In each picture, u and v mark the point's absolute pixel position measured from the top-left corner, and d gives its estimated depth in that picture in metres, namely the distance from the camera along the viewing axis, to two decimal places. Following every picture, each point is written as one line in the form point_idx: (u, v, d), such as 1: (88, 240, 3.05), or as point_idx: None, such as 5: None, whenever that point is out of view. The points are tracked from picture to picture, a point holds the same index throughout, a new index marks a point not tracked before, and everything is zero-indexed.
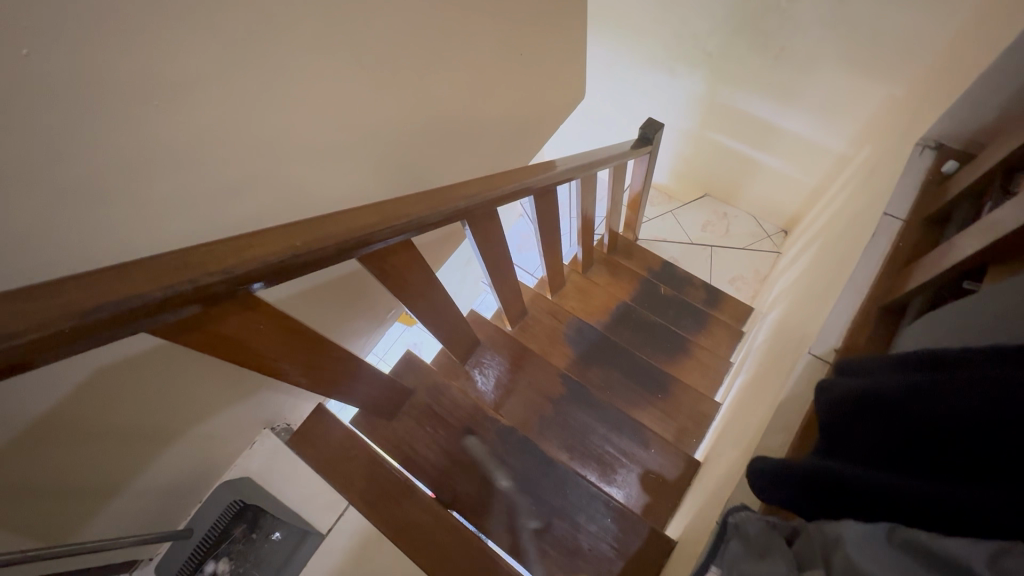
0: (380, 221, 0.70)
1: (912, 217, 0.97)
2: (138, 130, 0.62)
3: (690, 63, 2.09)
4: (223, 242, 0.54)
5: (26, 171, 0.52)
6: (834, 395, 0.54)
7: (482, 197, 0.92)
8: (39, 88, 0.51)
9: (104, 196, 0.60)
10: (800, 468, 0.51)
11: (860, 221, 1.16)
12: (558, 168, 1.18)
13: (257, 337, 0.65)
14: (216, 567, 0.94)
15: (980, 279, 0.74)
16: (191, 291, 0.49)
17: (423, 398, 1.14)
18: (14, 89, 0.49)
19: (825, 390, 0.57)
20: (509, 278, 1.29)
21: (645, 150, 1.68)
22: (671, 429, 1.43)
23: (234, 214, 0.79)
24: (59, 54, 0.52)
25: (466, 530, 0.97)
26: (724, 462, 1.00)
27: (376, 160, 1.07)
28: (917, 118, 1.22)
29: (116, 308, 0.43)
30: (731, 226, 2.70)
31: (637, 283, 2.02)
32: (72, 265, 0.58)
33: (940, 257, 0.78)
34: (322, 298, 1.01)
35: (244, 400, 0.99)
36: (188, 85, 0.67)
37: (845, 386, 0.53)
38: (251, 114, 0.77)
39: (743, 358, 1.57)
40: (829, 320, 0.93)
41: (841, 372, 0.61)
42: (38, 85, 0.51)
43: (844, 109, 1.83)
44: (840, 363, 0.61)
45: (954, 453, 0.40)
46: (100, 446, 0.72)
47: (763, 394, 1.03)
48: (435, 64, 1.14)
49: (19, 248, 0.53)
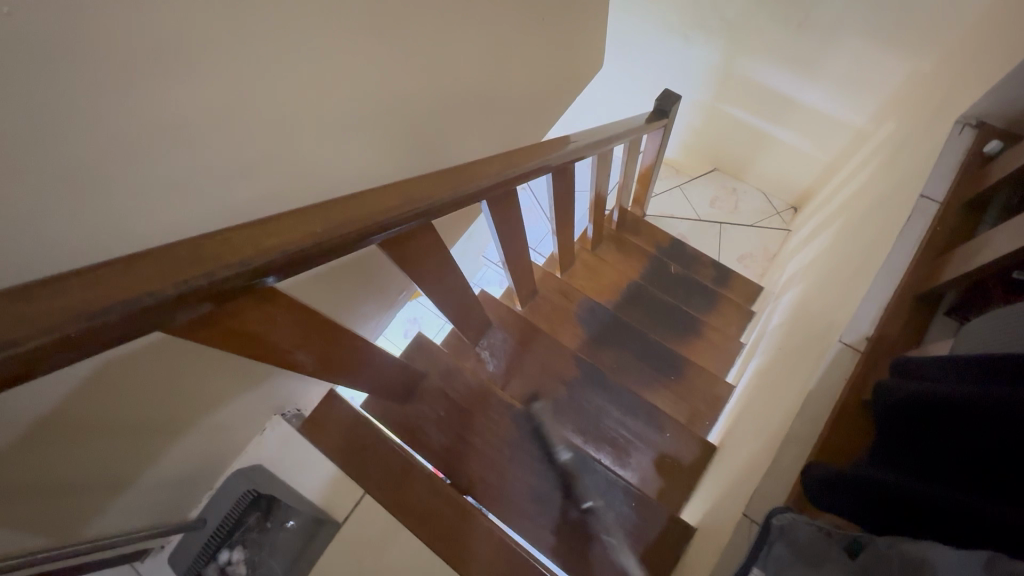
0: (401, 204, 0.65)
1: (950, 201, 0.92)
2: (142, 103, 0.57)
3: (707, 31, 2.00)
4: (240, 231, 0.50)
5: (15, 154, 0.46)
6: (902, 401, 0.51)
7: (503, 176, 0.86)
8: (29, 55, 0.46)
9: (108, 175, 0.55)
10: (872, 482, 0.49)
11: (890, 202, 1.12)
12: (574, 144, 1.12)
13: (275, 329, 0.61)
14: (231, 555, 0.92)
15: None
16: (207, 286, 0.44)
17: (436, 381, 1.11)
18: (3, 55, 0.44)
19: (891, 393, 0.54)
20: (522, 258, 1.24)
21: (661, 123, 1.61)
22: (684, 411, 1.42)
23: (247, 195, 0.74)
24: (42, 19, 0.46)
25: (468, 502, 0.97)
26: (745, 450, 0.99)
27: (390, 135, 1.01)
28: (950, 94, 1.16)
29: (127, 307, 0.38)
30: (739, 203, 2.65)
31: (647, 261, 1.98)
32: (77, 261, 0.53)
33: (987, 246, 0.74)
34: (333, 280, 0.97)
35: (254, 389, 0.96)
36: (191, 54, 0.61)
37: (913, 391, 0.50)
38: (258, 87, 0.71)
39: (756, 340, 1.54)
40: (859, 307, 0.90)
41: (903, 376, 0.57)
42: (28, 52, 0.45)
43: (865, 83, 1.76)
44: (905, 369, 0.58)
45: None
46: (112, 439, 0.69)
47: (786, 381, 1.01)
48: (450, 32, 1.06)
49: (19, 241, 0.48)
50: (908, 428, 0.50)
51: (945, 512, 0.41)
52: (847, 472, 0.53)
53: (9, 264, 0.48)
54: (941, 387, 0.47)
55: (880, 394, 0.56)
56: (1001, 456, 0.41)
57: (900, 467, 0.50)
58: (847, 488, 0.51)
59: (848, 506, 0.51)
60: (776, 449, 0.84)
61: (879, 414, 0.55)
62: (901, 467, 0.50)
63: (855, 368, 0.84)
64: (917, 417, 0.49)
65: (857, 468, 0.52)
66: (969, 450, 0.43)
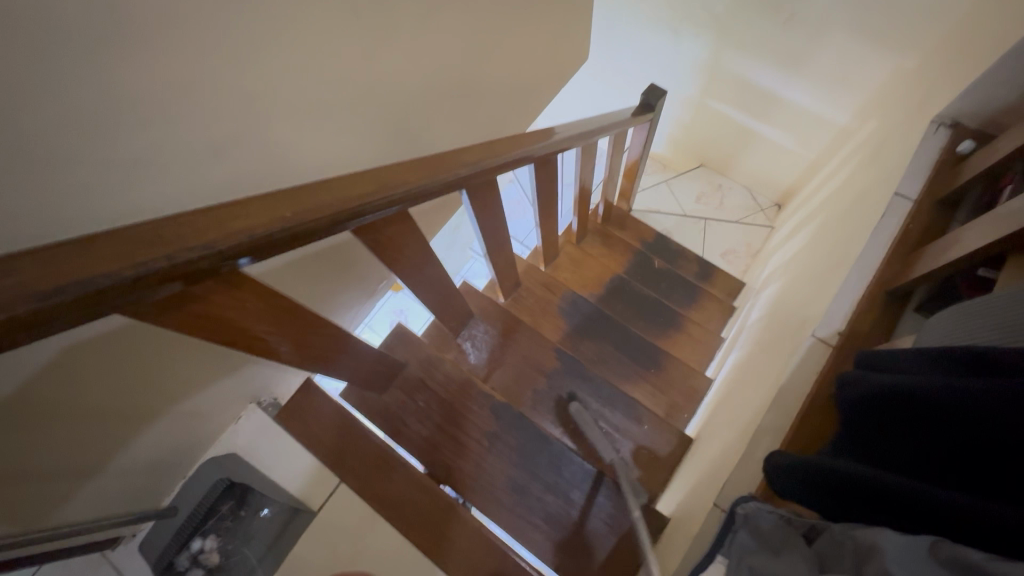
0: (375, 191, 0.65)
1: (923, 199, 0.94)
2: (106, 80, 0.56)
3: (695, 25, 2.01)
4: (204, 213, 0.49)
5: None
6: (866, 392, 0.52)
7: (482, 166, 0.86)
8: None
9: (72, 153, 0.54)
10: (832, 471, 0.50)
11: (867, 199, 1.13)
12: (557, 135, 1.12)
13: (244, 315, 0.60)
14: (204, 544, 0.95)
15: (998, 268, 0.72)
16: (167, 269, 0.43)
17: (416, 372, 1.10)
18: None
19: (856, 385, 0.55)
20: (503, 250, 1.24)
21: (646, 117, 1.61)
22: (662, 404, 1.44)
23: (218, 177, 0.73)
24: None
25: (447, 496, 0.96)
26: (719, 441, 1.00)
27: (368, 120, 1.00)
28: (928, 94, 1.17)
29: (82, 288, 0.37)
30: (724, 199, 2.67)
31: (631, 255, 1.99)
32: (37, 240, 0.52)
33: (954, 243, 0.76)
34: (311, 268, 0.96)
35: (228, 376, 0.95)
36: (159, 31, 0.60)
37: (877, 383, 0.51)
38: (230, 66, 0.70)
39: (735, 336, 1.56)
40: (832, 302, 0.92)
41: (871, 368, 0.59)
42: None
43: (848, 81, 1.78)
44: (872, 360, 0.59)
45: (999, 470, 0.39)
46: (77, 425, 0.68)
47: (762, 374, 1.02)
48: (432, 18, 1.05)
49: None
50: (871, 418, 0.51)
51: (899, 500, 0.42)
52: (812, 461, 0.53)
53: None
54: (903, 379, 0.48)
55: (846, 386, 0.57)
56: (954, 445, 0.42)
57: (862, 458, 0.51)
58: (810, 478, 0.52)
59: (812, 496, 0.52)
60: (748, 440, 0.85)
61: (844, 405, 0.56)
62: (863, 457, 0.51)
63: (827, 360, 0.85)
64: (880, 409, 0.50)
65: (822, 459, 0.53)
66: (926, 441, 0.45)
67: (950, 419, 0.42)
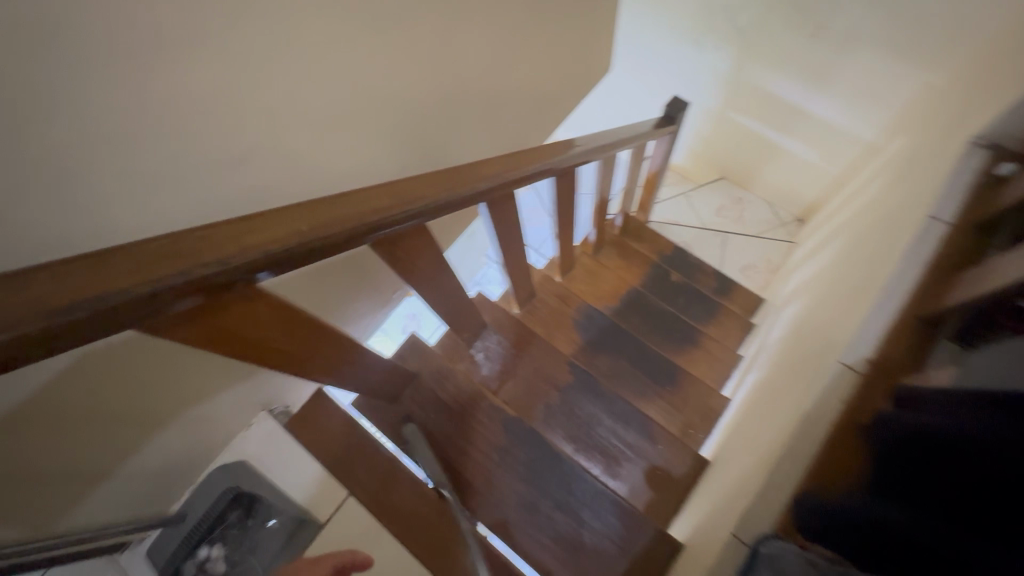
0: (393, 205, 0.64)
1: (959, 222, 0.90)
2: (124, 90, 0.56)
3: (720, 37, 1.99)
4: (221, 228, 0.48)
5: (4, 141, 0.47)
6: (897, 434, 0.50)
7: (501, 179, 0.84)
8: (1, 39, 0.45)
9: (90, 163, 0.55)
10: (862, 518, 0.47)
11: (897, 219, 1.09)
12: (577, 149, 1.10)
13: (260, 328, 0.60)
14: (209, 552, 0.88)
15: None
16: (183, 284, 0.42)
17: (428, 382, 1.09)
18: None
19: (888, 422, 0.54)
20: (519, 261, 1.23)
21: (668, 129, 1.59)
22: (678, 423, 1.40)
23: (237, 186, 0.73)
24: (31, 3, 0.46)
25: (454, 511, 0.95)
26: (738, 466, 0.97)
27: (391, 130, 1.00)
28: (963, 112, 1.13)
29: (96, 305, 0.37)
30: (744, 213, 2.62)
31: (648, 268, 1.96)
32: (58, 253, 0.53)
33: (991, 272, 0.73)
34: (326, 276, 0.96)
35: (240, 383, 0.95)
36: (181, 42, 0.60)
37: (909, 425, 0.49)
38: (250, 75, 0.70)
39: (755, 355, 1.52)
40: (860, 326, 0.88)
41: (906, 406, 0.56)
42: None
43: (875, 96, 1.73)
44: (909, 397, 0.57)
45: None
46: (88, 432, 0.68)
47: (783, 398, 0.99)
48: (455, 29, 1.05)
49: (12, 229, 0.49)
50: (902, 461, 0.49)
51: (924, 548, 0.41)
52: (839, 506, 0.51)
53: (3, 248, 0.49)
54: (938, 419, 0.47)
55: (876, 426, 0.55)
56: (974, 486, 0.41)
57: (884, 501, 0.49)
58: (839, 525, 0.49)
59: (838, 543, 0.50)
60: (769, 470, 0.82)
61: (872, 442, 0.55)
62: (885, 498, 0.49)
63: (855, 388, 0.81)
64: (913, 452, 0.48)
65: (848, 502, 0.51)
66: (950, 482, 0.43)
67: (980, 463, 0.40)
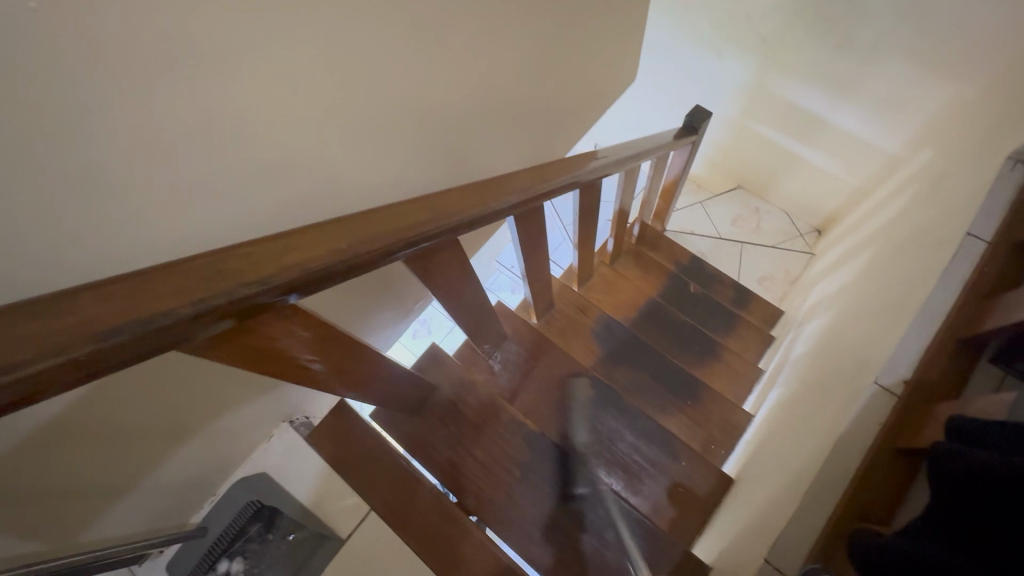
0: (427, 221, 0.62)
1: (999, 240, 0.86)
2: (165, 104, 0.56)
3: (742, 45, 1.98)
4: (260, 245, 0.47)
5: (48, 157, 0.47)
6: (977, 475, 0.49)
7: (531, 193, 0.83)
8: (38, 49, 0.44)
9: (130, 178, 0.54)
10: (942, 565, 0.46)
11: (932, 236, 1.07)
12: (603, 160, 1.08)
13: (292, 345, 0.58)
14: (229, 566, 0.85)
15: None
16: (225, 305, 0.41)
17: (449, 395, 1.08)
18: (44, 56, 0.44)
19: (960, 461, 0.52)
20: (542, 272, 1.21)
21: (691, 139, 1.57)
22: (699, 438, 1.38)
23: (270, 200, 0.73)
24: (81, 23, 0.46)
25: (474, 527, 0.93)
26: (767, 487, 0.95)
27: (420, 140, 1.00)
28: (999, 126, 1.11)
29: (139, 329, 0.36)
30: (762, 222, 2.59)
31: (666, 278, 1.94)
32: (104, 270, 0.53)
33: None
34: (352, 288, 0.95)
35: (263, 395, 0.94)
36: (221, 56, 0.60)
37: (989, 466, 0.49)
38: (286, 89, 0.70)
39: (776, 370, 1.50)
40: (897, 347, 0.85)
41: (972, 443, 0.54)
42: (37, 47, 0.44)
43: (901, 107, 1.71)
44: (972, 433, 0.55)
45: None
46: (114, 446, 0.67)
47: (813, 419, 0.97)
48: (486, 39, 1.05)
49: (54, 245, 0.48)
50: (985, 506, 0.48)
51: None
52: (914, 550, 0.49)
53: (47, 265, 0.48)
54: (1013, 464, 0.46)
55: (948, 465, 0.53)
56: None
57: (954, 547, 0.48)
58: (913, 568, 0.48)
59: None
60: (804, 494, 0.80)
61: (938, 480, 0.54)
62: (956, 544, 0.48)
63: (893, 412, 0.79)
64: (999, 498, 0.46)
65: (917, 546, 0.50)
66: None
67: None
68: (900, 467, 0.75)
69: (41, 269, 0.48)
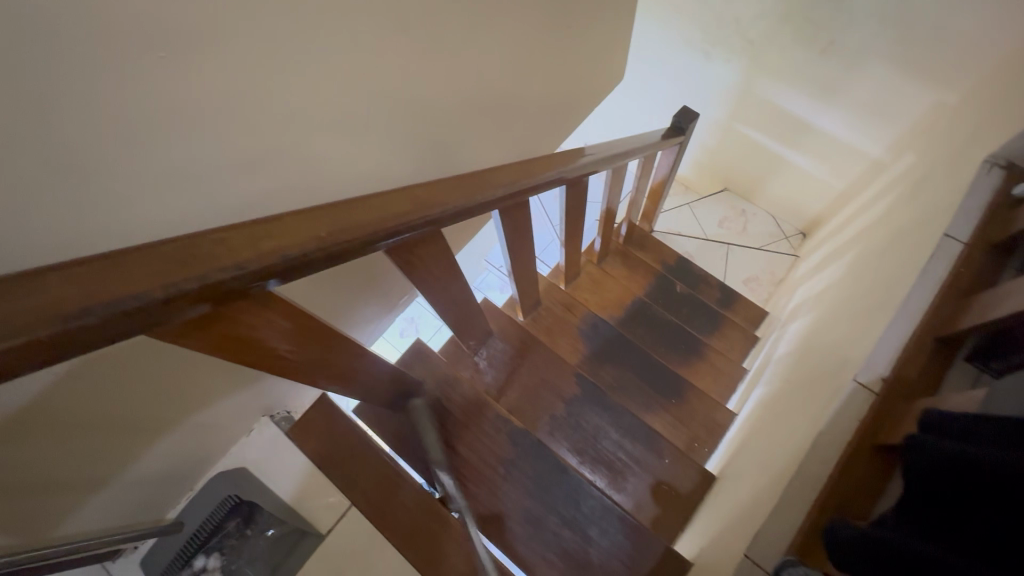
0: (410, 211, 0.62)
1: (975, 241, 0.88)
2: (143, 87, 0.54)
3: (730, 49, 2.00)
4: (236, 230, 0.46)
5: (16, 138, 0.45)
6: (946, 464, 0.51)
7: (516, 187, 0.83)
8: (9, 25, 0.42)
9: (104, 161, 0.53)
10: (915, 555, 0.47)
11: (911, 237, 1.09)
12: (589, 157, 1.09)
13: (270, 335, 0.58)
14: (206, 563, 0.84)
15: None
16: (199, 289, 0.40)
17: (433, 392, 1.07)
18: (20, 36, 0.43)
19: (933, 452, 0.53)
20: (528, 269, 1.21)
21: (677, 139, 1.58)
22: (683, 436, 1.39)
23: (250, 189, 0.72)
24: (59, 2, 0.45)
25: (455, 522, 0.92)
26: (748, 484, 0.96)
27: (404, 133, 0.99)
28: (977, 132, 1.13)
29: (108, 311, 0.35)
30: (748, 225, 2.62)
31: (652, 278, 1.95)
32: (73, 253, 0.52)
33: (1003, 297, 0.73)
34: (334, 282, 0.94)
35: (243, 389, 0.93)
36: (202, 42, 0.59)
37: (957, 455, 0.50)
38: (269, 77, 0.69)
39: (759, 370, 1.51)
40: (875, 345, 0.86)
41: (949, 437, 0.55)
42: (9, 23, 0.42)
43: (885, 113, 1.73)
44: (949, 426, 0.56)
45: None
46: (91, 439, 0.66)
47: (794, 416, 0.98)
48: (474, 33, 1.04)
49: (22, 229, 0.47)
50: (953, 495, 0.49)
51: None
52: (889, 540, 0.50)
53: (14, 249, 0.47)
54: (986, 454, 0.47)
55: (919, 457, 0.55)
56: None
57: (927, 537, 0.49)
58: (891, 560, 0.49)
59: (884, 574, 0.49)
60: (783, 489, 0.81)
61: (909, 473, 0.55)
62: (931, 535, 0.49)
63: (871, 408, 0.80)
64: (967, 488, 0.47)
65: (893, 536, 0.51)
66: (1004, 521, 0.43)
67: None
68: (876, 463, 0.76)
69: (8, 253, 0.47)
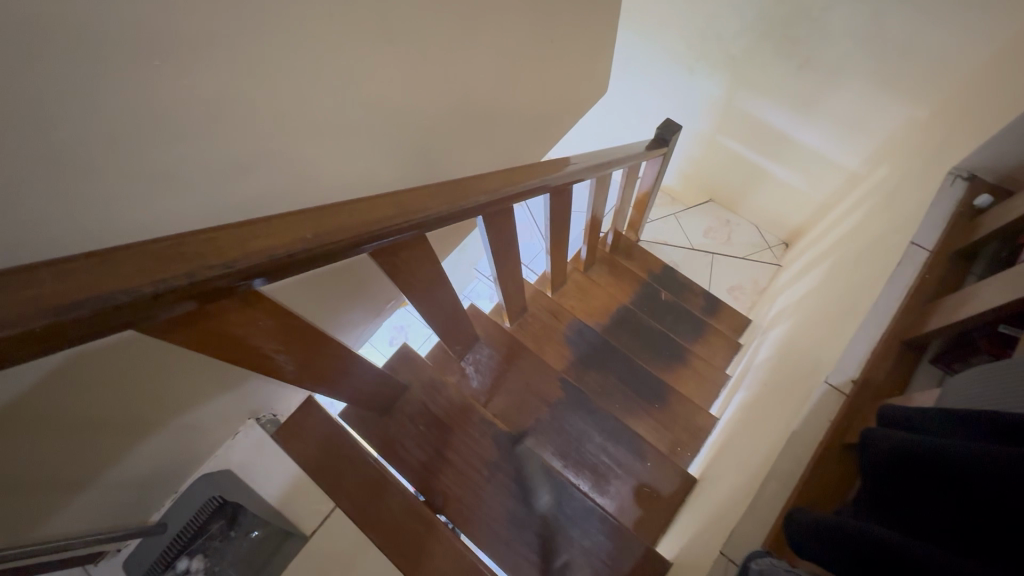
0: (395, 216, 0.64)
1: (940, 249, 0.92)
2: (134, 92, 0.56)
3: (712, 64, 2.06)
4: (224, 231, 0.48)
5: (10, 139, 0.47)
6: (900, 455, 0.53)
7: (500, 195, 0.85)
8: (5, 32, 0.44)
9: (92, 161, 0.55)
10: (874, 541, 0.49)
11: (882, 245, 1.13)
12: (573, 167, 1.12)
13: (253, 333, 0.59)
14: (189, 564, 0.84)
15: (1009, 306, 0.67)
16: (187, 286, 0.42)
17: (418, 397, 1.07)
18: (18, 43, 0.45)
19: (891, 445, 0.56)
20: (513, 275, 1.24)
21: (661, 150, 1.62)
22: (666, 441, 1.42)
23: (238, 194, 0.75)
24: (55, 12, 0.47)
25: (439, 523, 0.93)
26: (726, 484, 0.99)
27: (391, 141, 1.02)
28: (944, 145, 1.18)
29: (99, 305, 0.36)
30: (732, 234, 2.67)
31: (638, 286, 1.98)
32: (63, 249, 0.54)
33: (963, 301, 0.76)
34: (321, 286, 0.95)
35: (228, 392, 0.94)
36: (193, 52, 0.61)
37: (912, 446, 0.53)
38: (258, 87, 0.71)
39: (741, 375, 1.55)
40: (846, 349, 0.89)
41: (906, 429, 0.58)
42: (8, 30, 0.44)
43: (862, 126, 1.79)
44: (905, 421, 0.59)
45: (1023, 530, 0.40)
46: (76, 438, 0.67)
47: (770, 418, 1.01)
48: (459, 45, 1.08)
49: (14, 227, 0.49)
50: (908, 485, 0.51)
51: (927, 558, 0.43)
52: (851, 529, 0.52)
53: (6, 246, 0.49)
54: (935, 443, 0.50)
55: (877, 450, 0.57)
56: (975, 514, 0.44)
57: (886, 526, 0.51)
58: (853, 548, 0.51)
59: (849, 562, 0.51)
60: (756, 487, 0.84)
61: (869, 467, 0.58)
62: (892, 525, 0.52)
63: (840, 409, 0.83)
64: (920, 478, 0.50)
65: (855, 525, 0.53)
66: (954, 506, 0.46)
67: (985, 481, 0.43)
68: (846, 461, 0.79)
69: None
